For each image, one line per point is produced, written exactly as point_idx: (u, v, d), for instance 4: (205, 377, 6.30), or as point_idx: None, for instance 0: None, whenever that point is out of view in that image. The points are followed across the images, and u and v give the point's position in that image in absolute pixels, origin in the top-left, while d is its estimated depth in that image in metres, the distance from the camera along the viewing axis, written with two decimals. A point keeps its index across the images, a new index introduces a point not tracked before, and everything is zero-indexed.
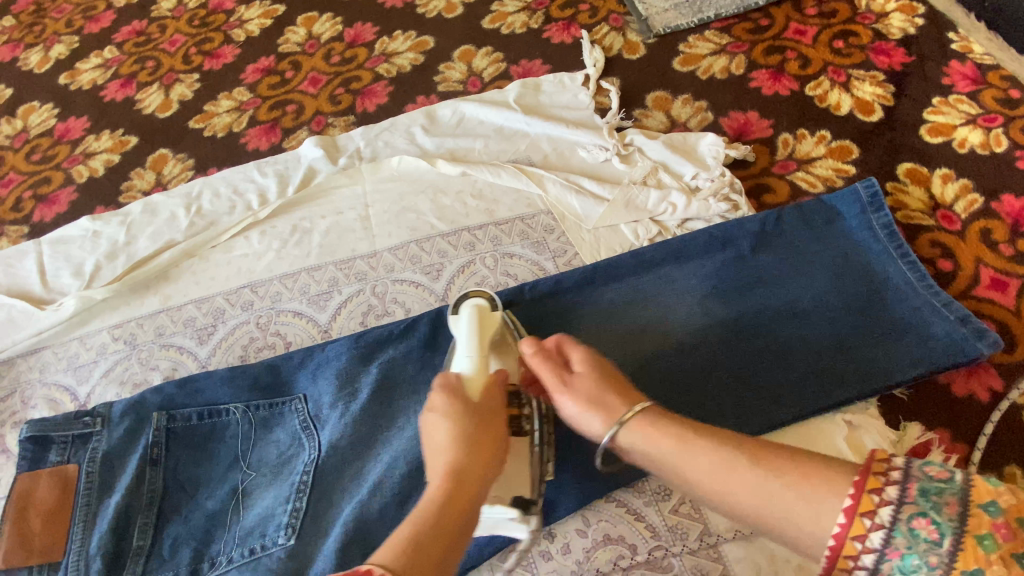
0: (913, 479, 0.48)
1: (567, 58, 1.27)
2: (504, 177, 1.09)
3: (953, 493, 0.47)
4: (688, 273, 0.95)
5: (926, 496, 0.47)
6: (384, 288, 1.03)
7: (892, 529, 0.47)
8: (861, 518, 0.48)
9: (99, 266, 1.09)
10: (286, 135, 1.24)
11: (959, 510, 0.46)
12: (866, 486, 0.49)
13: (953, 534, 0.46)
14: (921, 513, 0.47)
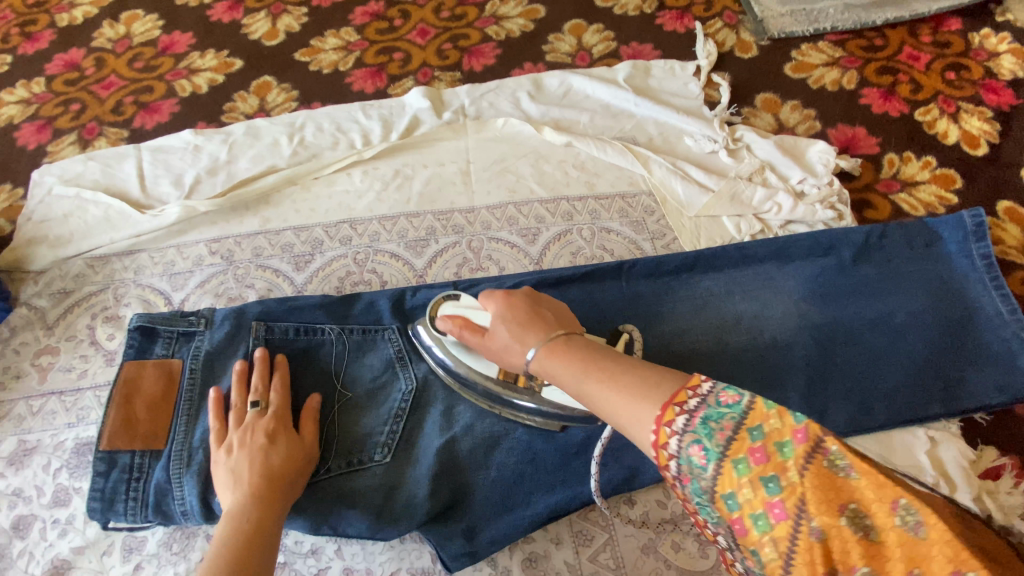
0: (705, 405, 0.45)
1: (679, 48, 1.28)
2: (609, 152, 1.09)
3: (730, 418, 0.44)
4: (781, 269, 0.96)
5: (706, 422, 0.44)
6: (480, 244, 1.04)
7: (679, 457, 0.45)
8: (661, 451, 0.46)
9: (199, 179, 1.10)
10: (392, 81, 1.25)
11: (730, 434, 0.43)
12: (671, 404, 0.47)
13: (719, 460, 0.43)
14: (698, 440, 0.44)
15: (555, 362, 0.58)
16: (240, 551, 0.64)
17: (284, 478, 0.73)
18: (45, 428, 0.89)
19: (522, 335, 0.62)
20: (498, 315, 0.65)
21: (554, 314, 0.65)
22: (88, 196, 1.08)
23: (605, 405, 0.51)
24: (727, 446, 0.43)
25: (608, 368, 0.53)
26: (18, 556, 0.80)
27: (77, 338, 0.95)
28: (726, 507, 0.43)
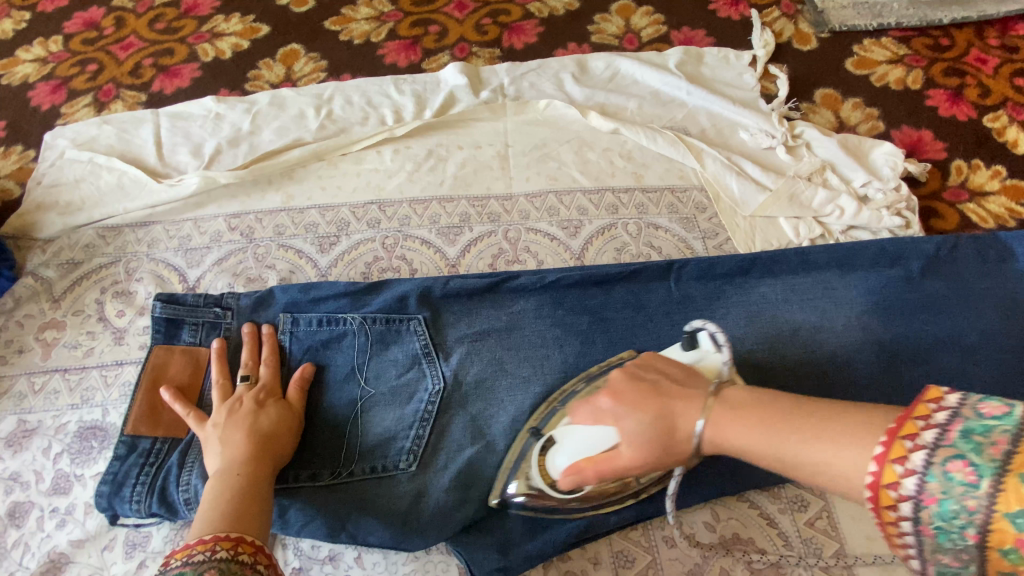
0: (959, 418, 0.38)
1: (734, 36, 1.20)
2: (659, 143, 1.02)
3: (1004, 430, 0.36)
4: (843, 277, 0.89)
5: (969, 436, 0.37)
6: (517, 235, 0.97)
7: (924, 473, 0.38)
8: (891, 467, 0.39)
9: (220, 150, 1.03)
10: (427, 56, 1.18)
11: (1008, 448, 0.35)
12: (900, 432, 0.40)
13: (996, 476, 0.35)
14: (962, 455, 0.37)
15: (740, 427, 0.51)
16: (240, 502, 0.60)
17: (275, 445, 0.70)
18: (46, 408, 0.82)
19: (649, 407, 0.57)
20: (616, 409, 0.59)
21: (662, 374, 0.61)
22: (102, 161, 1.01)
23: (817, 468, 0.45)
24: (1006, 460, 0.35)
25: (805, 423, 0.47)
26: (14, 546, 0.74)
27: (85, 314, 0.89)
28: (1008, 529, 0.35)
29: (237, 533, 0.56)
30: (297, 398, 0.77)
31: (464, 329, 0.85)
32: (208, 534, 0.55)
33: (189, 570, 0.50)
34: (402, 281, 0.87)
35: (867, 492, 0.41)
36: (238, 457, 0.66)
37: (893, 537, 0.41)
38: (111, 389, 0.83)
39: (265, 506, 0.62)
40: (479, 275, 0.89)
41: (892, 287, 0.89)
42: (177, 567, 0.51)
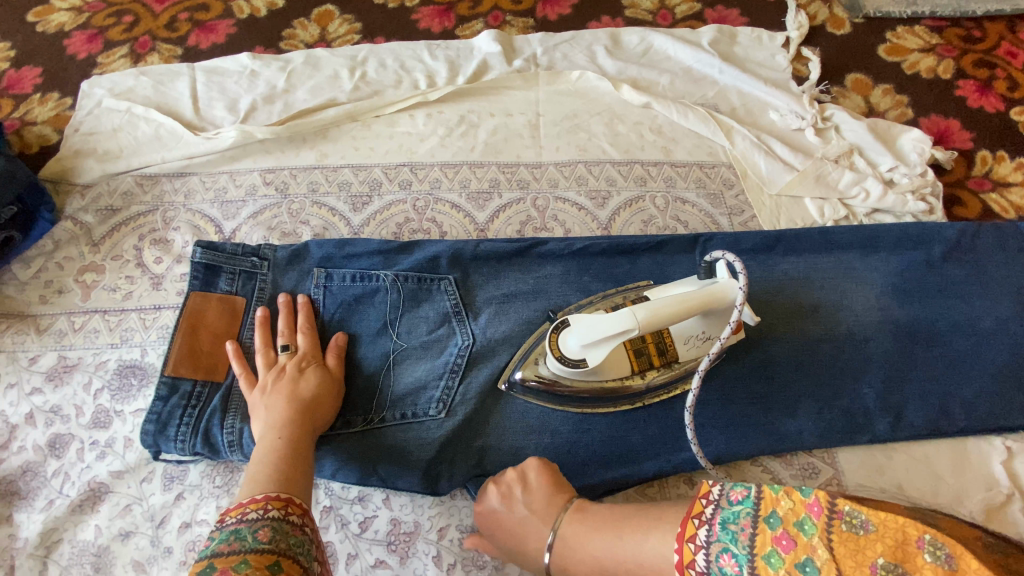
0: (718, 508, 0.47)
1: (768, 17, 1.21)
2: (690, 119, 1.03)
3: (744, 513, 0.45)
4: (866, 257, 0.91)
5: (725, 526, 0.46)
6: (546, 203, 0.98)
7: (709, 571, 0.45)
8: (687, 571, 0.47)
9: (255, 106, 1.05)
10: (461, 23, 1.18)
11: (749, 532, 0.44)
12: (684, 537, 0.49)
13: (750, 562, 0.43)
14: (725, 548, 0.44)
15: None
16: (284, 464, 0.64)
17: (315, 411, 0.72)
18: (86, 345, 0.85)
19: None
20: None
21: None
22: (139, 112, 1.03)
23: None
24: (750, 544, 0.44)
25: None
26: (54, 475, 0.77)
27: (123, 259, 0.91)
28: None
29: (283, 495, 0.59)
30: (336, 366, 0.79)
31: (492, 290, 0.87)
32: (259, 495, 0.59)
33: (244, 527, 0.54)
34: (434, 242, 0.90)
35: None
36: (280, 422, 0.69)
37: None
38: (150, 331, 0.86)
39: (306, 468, 0.65)
40: (507, 239, 0.91)
41: (911, 270, 0.90)
42: (233, 523, 0.55)
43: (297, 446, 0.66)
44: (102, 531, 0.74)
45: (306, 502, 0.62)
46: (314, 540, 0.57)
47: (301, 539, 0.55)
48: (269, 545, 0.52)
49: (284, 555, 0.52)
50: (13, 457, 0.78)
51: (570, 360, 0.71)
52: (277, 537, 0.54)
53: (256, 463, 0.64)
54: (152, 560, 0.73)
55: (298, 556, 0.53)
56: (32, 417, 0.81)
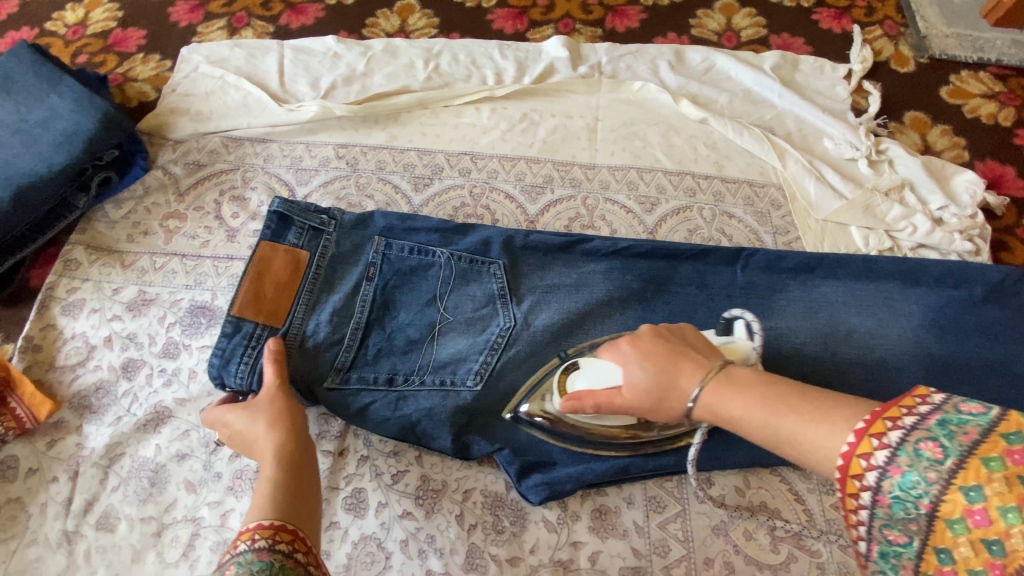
0: (942, 408, 0.41)
1: (832, 49, 1.24)
2: (746, 138, 1.06)
3: (977, 423, 0.39)
4: (908, 287, 0.92)
5: (944, 423, 0.40)
6: (596, 203, 1.02)
7: (897, 447, 0.41)
8: (857, 460, 0.43)
9: (335, 86, 1.13)
10: (533, 27, 1.24)
11: (978, 437, 0.38)
12: (882, 414, 0.43)
13: (961, 457, 0.38)
14: (933, 436, 0.40)
15: (725, 402, 0.56)
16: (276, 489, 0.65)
17: (299, 431, 0.74)
18: (164, 284, 0.93)
19: (664, 381, 0.61)
20: (630, 355, 0.64)
21: (683, 343, 0.64)
22: (231, 80, 1.12)
23: (811, 449, 0.47)
24: (976, 446, 0.38)
25: (801, 406, 0.50)
26: (124, 395, 0.85)
27: (204, 211, 0.99)
28: (959, 498, 0.37)
29: (276, 517, 0.60)
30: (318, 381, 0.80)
31: (537, 279, 0.92)
32: (257, 520, 0.60)
33: (210, 572, 0.52)
34: (487, 227, 0.95)
35: (838, 465, 0.45)
36: (269, 450, 0.72)
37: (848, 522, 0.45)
38: (221, 278, 0.93)
39: (310, 481, 0.69)
40: (552, 232, 0.97)
41: (950, 305, 0.91)
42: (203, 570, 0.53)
43: (288, 469, 0.69)
44: (162, 451, 0.81)
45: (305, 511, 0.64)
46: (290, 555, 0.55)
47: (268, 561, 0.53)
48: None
49: None
50: (89, 374, 0.86)
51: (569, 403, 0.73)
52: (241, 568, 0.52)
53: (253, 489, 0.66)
54: (203, 483, 0.79)
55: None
56: (110, 341, 0.88)
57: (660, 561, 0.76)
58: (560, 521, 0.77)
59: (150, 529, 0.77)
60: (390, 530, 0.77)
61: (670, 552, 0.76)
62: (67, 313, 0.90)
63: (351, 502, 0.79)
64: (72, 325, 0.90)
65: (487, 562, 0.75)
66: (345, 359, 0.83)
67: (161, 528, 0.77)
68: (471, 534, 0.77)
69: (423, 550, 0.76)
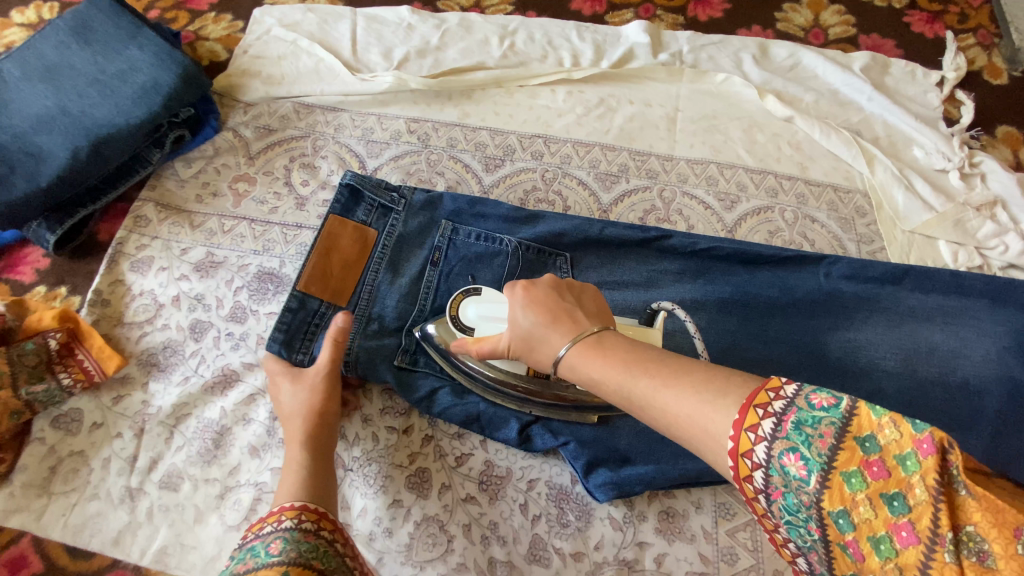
0: (792, 406, 0.39)
1: (924, 53, 1.18)
2: (833, 140, 1.02)
3: (829, 423, 0.38)
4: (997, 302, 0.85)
5: (800, 428, 0.38)
6: (673, 196, 0.99)
7: (768, 467, 0.39)
8: (745, 486, 0.41)
9: (408, 58, 1.09)
10: (612, 10, 1.20)
11: (833, 443, 0.37)
12: (744, 424, 0.40)
13: (823, 472, 0.37)
14: (793, 448, 0.38)
15: (591, 363, 0.52)
16: (308, 478, 0.68)
17: (326, 420, 0.75)
18: (232, 247, 0.92)
19: (541, 334, 0.56)
20: (520, 300, 0.59)
21: (579, 302, 0.58)
22: (304, 45, 1.09)
23: (660, 413, 0.45)
24: (832, 459, 0.37)
25: (660, 370, 0.47)
26: (191, 355, 0.84)
27: (274, 176, 0.98)
28: (834, 527, 0.37)
29: (312, 504, 0.64)
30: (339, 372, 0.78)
31: (610, 273, 0.89)
32: (288, 502, 0.64)
33: (258, 543, 0.57)
34: (559, 214, 0.92)
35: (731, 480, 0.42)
36: (299, 436, 0.73)
37: (787, 556, 0.44)
38: (290, 246, 0.92)
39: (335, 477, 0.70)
40: (626, 223, 0.94)
41: None
42: (252, 540, 0.59)
43: (316, 461, 0.70)
44: (228, 414, 0.80)
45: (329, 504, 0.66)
46: (331, 543, 0.60)
47: (313, 546, 0.58)
48: (278, 556, 0.54)
49: (293, 563, 0.54)
50: (156, 332, 0.86)
51: (459, 327, 0.72)
52: (287, 548, 0.56)
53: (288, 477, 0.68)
54: (267, 448, 0.79)
55: (312, 559, 0.55)
56: (177, 300, 0.88)
57: (727, 569, 0.74)
58: (626, 520, 0.76)
59: (213, 490, 0.77)
60: (454, 512, 0.76)
61: (738, 561, 0.74)
62: (137, 270, 0.90)
63: (415, 481, 0.78)
64: (140, 282, 0.89)
65: (551, 555, 0.74)
66: (410, 343, 0.81)
67: (225, 490, 0.77)
68: (535, 525, 0.76)
69: (487, 536, 0.75)
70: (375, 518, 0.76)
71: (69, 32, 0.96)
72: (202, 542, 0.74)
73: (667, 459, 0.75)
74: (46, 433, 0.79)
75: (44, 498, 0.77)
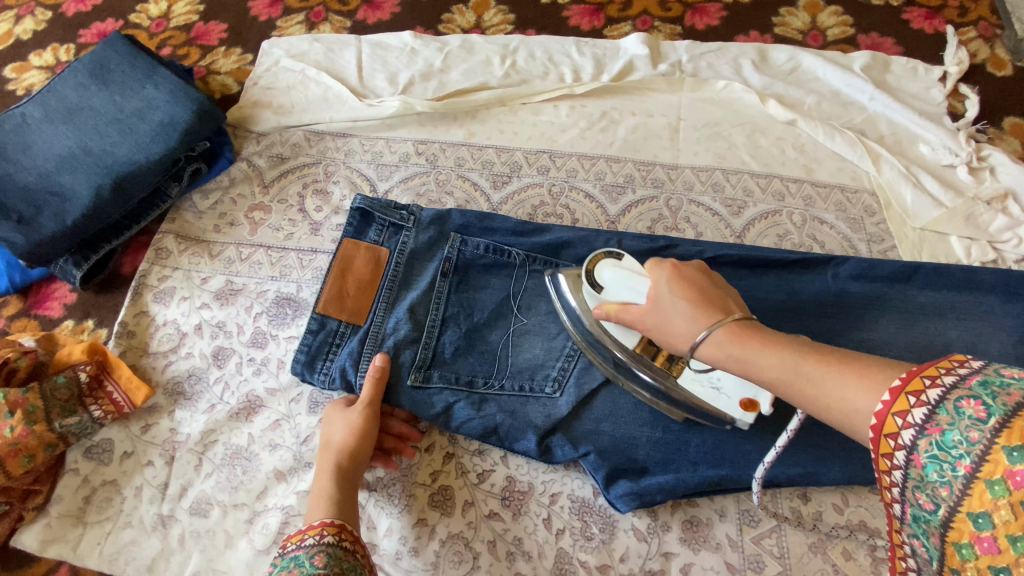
0: (985, 372, 0.38)
1: (924, 51, 1.19)
2: (837, 141, 1.02)
3: (1020, 387, 0.36)
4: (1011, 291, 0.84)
5: (987, 385, 0.37)
6: (680, 204, 1.00)
7: (935, 405, 0.39)
8: (892, 419, 0.41)
9: (413, 82, 1.12)
10: (610, 23, 1.22)
11: (1022, 399, 0.35)
12: (920, 372, 0.40)
13: (1003, 416, 0.35)
14: (973, 394, 0.37)
15: (743, 348, 0.54)
16: (337, 501, 0.70)
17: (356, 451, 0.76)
18: (251, 275, 0.94)
19: (680, 309, 0.59)
20: (665, 281, 0.63)
21: (723, 291, 0.62)
22: (312, 74, 1.12)
23: (822, 399, 0.47)
24: (1014, 410, 0.35)
25: (824, 356, 0.48)
26: (216, 382, 0.86)
27: (288, 203, 1.00)
28: (1001, 460, 0.35)
29: (339, 522, 0.67)
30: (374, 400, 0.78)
31: None
32: (319, 520, 0.67)
33: (302, 553, 0.61)
34: (566, 226, 0.93)
35: (876, 425, 0.42)
36: (327, 466, 0.75)
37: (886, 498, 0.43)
38: (306, 270, 0.94)
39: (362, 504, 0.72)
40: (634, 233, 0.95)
41: None
42: (293, 550, 0.62)
43: (342, 489, 0.72)
44: (254, 439, 0.82)
45: (353, 525, 0.69)
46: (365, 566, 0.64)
47: (354, 565, 0.62)
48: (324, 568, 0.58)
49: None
50: (181, 361, 0.88)
51: (590, 283, 0.74)
52: (331, 561, 0.60)
53: (316, 502, 0.70)
54: (293, 471, 0.80)
55: None
56: (200, 328, 0.90)
57: None
58: (650, 530, 0.76)
59: (242, 515, 0.78)
60: (479, 529, 0.77)
61: (765, 568, 0.74)
62: (160, 300, 0.92)
63: (438, 499, 0.79)
64: (164, 312, 0.92)
65: (577, 567, 0.75)
66: (425, 356, 0.81)
67: (253, 515, 0.78)
68: (560, 538, 0.77)
69: (513, 551, 0.76)
70: (401, 538, 0.77)
71: (87, 74, 0.99)
72: (234, 566, 0.76)
73: (685, 468, 0.75)
74: (79, 464, 0.82)
75: (79, 528, 0.79)
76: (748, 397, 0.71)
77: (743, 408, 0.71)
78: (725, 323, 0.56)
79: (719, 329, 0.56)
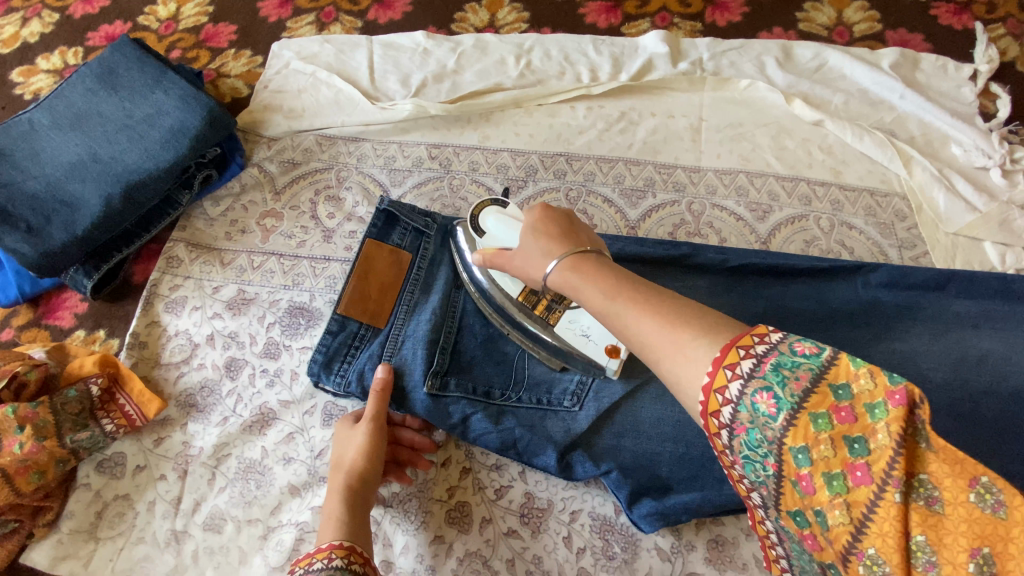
0: (775, 352, 0.39)
1: (955, 47, 1.14)
2: (866, 142, 0.99)
3: (807, 369, 0.38)
4: None
5: (778, 369, 0.38)
6: (702, 209, 0.97)
7: (737, 404, 0.39)
8: (710, 420, 0.41)
9: (425, 83, 1.09)
10: (627, 20, 1.19)
11: (806, 386, 0.38)
12: (722, 362, 0.40)
13: (792, 411, 0.37)
14: (767, 387, 0.38)
15: (575, 277, 0.52)
16: (348, 520, 0.66)
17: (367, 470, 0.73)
18: (263, 283, 0.92)
19: (542, 250, 0.58)
20: (532, 224, 0.61)
21: (576, 228, 0.60)
22: (323, 77, 1.10)
23: (628, 336, 0.46)
24: (803, 404, 0.37)
25: (642, 295, 0.47)
26: (229, 394, 0.85)
27: (300, 210, 0.98)
28: (790, 463, 0.38)
29: (351, 543, 0.63)
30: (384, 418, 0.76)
31: None
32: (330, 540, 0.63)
33: None
34: None
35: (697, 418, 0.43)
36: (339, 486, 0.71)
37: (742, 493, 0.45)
38: (319, 279, 0.92)
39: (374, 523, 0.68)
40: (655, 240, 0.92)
41: None
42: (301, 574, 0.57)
43: (353, 507, 0.68)
44: (267, 453, 0.81)
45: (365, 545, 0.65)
46: None
47: None
48: None
49: None
50: (193, 372, 0.87)
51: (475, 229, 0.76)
52: None
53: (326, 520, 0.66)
54: (308, 486, 0.79)
55: None
56: (213, 338, 0.89)
57: None
58: (674, 550, 0.74)
59: (256, 531, 0.77)
60: (497, 547, 0.75)
61: None
62: (171, 310, 0.91)
63: (455, 515, 0.77)
64: (176, 322, 0.90)
65: None
66: (443, 363, 0.78)
67: (268, 531, 0.77)
68: (580, 557, 0.74)
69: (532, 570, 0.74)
70: (418, 556, 0.75)
71: (95, 79, 0.98)
72: None
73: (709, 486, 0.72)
74: (91, 478, 0.81)
75: (92, 543, 0.78)
76: (614, 344, 0.73)
77: (608, 354, 0.73)
78: (569, 256, 0.54)
79: (567, 262, 0.54)
